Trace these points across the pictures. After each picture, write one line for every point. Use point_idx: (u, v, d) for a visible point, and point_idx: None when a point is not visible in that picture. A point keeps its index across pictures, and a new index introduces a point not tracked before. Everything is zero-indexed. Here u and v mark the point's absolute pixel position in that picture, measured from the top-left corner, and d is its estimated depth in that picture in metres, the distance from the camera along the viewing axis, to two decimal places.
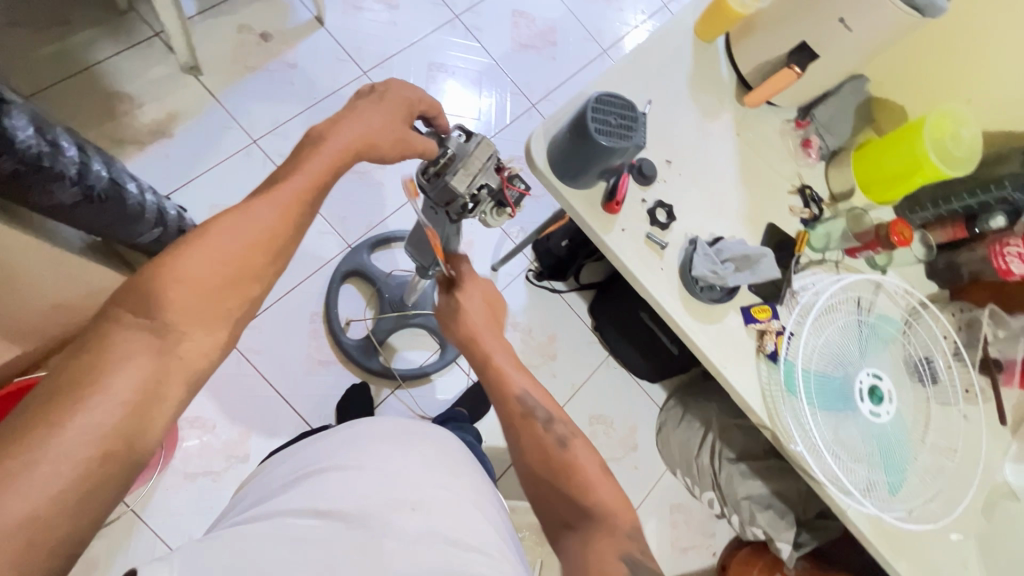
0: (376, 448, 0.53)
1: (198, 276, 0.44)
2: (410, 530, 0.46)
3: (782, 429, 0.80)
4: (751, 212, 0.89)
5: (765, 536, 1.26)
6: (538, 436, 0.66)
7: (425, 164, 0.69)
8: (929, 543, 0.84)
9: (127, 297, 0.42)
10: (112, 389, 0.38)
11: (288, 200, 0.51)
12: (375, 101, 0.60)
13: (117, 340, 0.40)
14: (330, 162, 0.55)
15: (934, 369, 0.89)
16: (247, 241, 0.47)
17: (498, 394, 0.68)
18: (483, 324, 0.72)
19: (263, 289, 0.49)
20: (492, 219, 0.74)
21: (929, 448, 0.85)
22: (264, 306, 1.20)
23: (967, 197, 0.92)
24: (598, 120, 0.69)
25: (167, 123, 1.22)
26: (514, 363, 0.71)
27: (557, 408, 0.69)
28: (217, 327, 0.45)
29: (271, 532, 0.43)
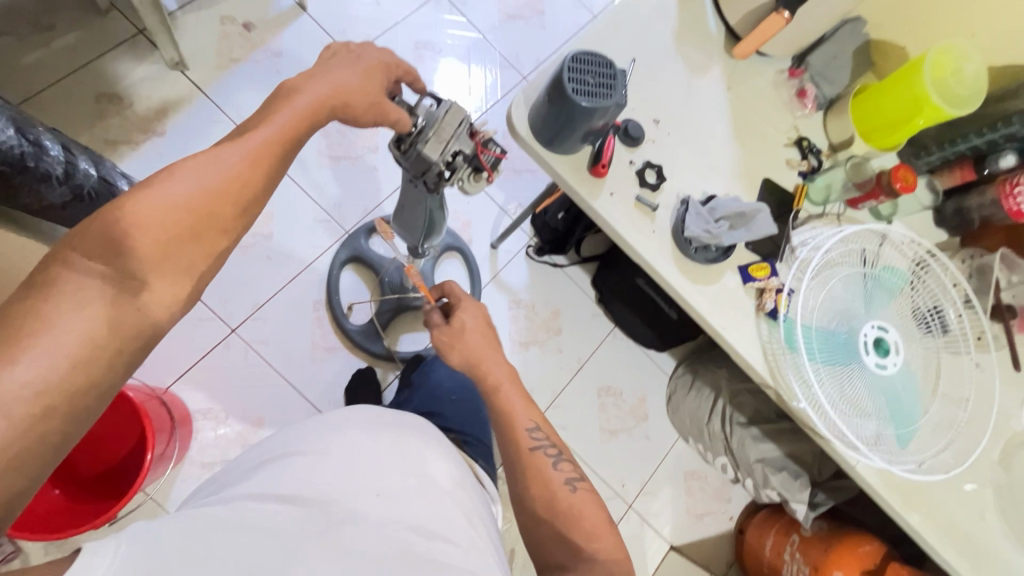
0: (344, 436, 0.55)
1: (157, 223, 0.43)
2: (377, 516, 0.48)
3: (784, 386, 0.79)
4: (746, 169, 0.86)
5: (780, 498, 1.25)
6: (530, 451, 0.67)
7: (398, 136, 0.69)
8: (944, 495, 0.82)
9: (81, 238, 0.41)
10: (60, 337, 0.38)
11: (255, 151, 0.50)
12: (350, 60, 0.60)
13: (69, 286, 0.39)
14: (300, 115, 0.54)
15: (943, 318, 0.87)
16: (211, 191, 0.47)
17: (494, 403, 0.69)
18: (480, 342, 0.73)
19: (228, 242, 0.48)
20: (472, 186, 0.73)
21: (940, 400, 0.83)
22: (266, 297, 1.21)
23: (973, 136, 0.89)
24: (575, 80, 0.67)
25: (158, 121, 1.23)
26: (512, 381, 0.71)
27: (551, 428, 0.70)
28: (181, 280, 0.45)
29: (229, 512, 0.44)
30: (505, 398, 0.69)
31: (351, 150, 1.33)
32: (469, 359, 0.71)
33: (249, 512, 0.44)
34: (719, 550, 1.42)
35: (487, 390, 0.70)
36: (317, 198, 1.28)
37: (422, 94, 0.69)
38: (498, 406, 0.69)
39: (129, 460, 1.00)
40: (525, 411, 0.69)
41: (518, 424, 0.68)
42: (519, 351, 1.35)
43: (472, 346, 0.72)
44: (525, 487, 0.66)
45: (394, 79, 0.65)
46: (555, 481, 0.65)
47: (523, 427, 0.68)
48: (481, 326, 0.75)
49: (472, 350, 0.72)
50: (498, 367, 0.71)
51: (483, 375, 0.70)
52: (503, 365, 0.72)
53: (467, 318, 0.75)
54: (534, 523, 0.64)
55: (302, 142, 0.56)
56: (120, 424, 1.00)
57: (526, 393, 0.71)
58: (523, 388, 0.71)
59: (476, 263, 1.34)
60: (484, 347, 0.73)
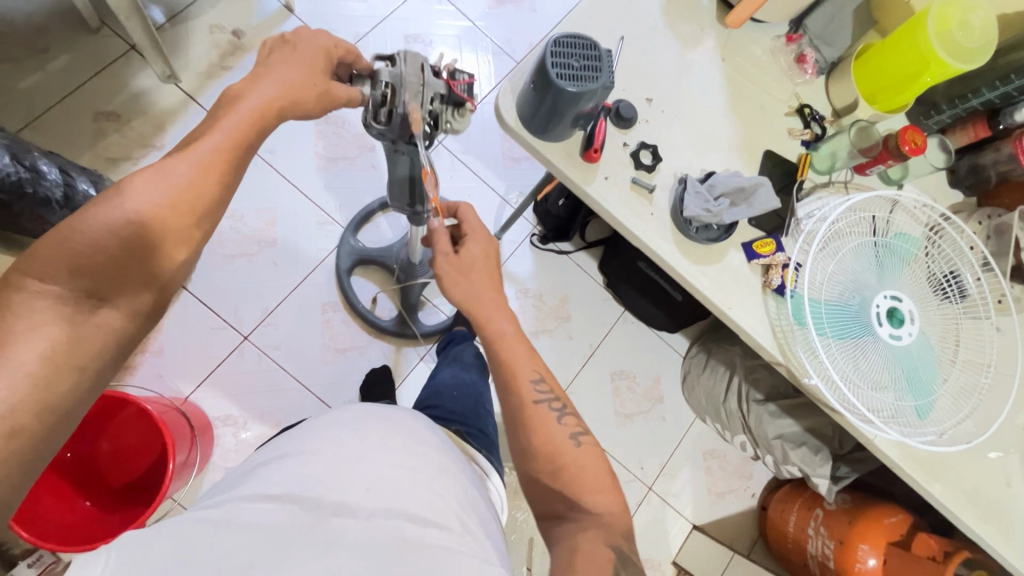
0: (331, 434, 0.56)
1: (112, 241, 0.44)
2: (366, 508, 0.48)
3: (795, 363, 0.77)
4: (746, 141, 0.84)
5: (801, 473, 1.24)
6: (531, 402, 0.64)
7: (372, 109, 0.65)
8: (968, 464, 0.80)
9: (33, 263, 0.42)
10: (19, 360, 0.40)
11: (205, 160, 0.51)
12: (290, 55, 0.59)
13: (24, 307, 0.41)
14: (248, 119, 0.54)
15: (961, 284, 0.83)
16: (167, 206, 0.47)
17: (492, 351, 0.66)
18: (484, 282, 0.68)
19: (186, 252, 0.50)
20: (462, 116, 0.71)
21: (960, 367, 0.81)
22: (276, 302, 1.22)
23: (986, 90, 0.85)
24: (559, 65, 0.66)
25: (156, 136, 1.24)
26: (515, 325, 0.67)
27: (555, 382, 0.67)
28: (140, 294, 0.47)
29: (220, 514, 0.45)
30: (506, 350, 0.65)
31: (348, 150, 1.32)
32: (468, 299, 0.67)
33: (242, 512, 0.45)
34: (743, 526, 1.41)
35: (487, 341, 0.66)
36: (318, 200, 1.29)
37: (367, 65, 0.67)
38: (499, 358, 0.65)
39: (153, 468, 1.03)
40: (528, 362, 0.66)
41: (520, 378, 0.65)
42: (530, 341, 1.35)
43: (473, 286, 0.67)
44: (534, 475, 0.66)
45: (336, 59, 0.65)
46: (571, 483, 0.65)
47: (528, 379, 0.65)
48: (484, 262, 0.70)
49: (475, 287, 0.68)
50: (500, 313, 0.67)
51: (486, 326, 0.66)
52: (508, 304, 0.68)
53: (476, 249, 0.70)
54: (547, 519, 0.64)
55: (254, 144, 0.56)
56: (142, 437, 1.04)
57: (528, 344, 0.67)
58: (524, 337, 0.67)
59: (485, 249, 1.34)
60: (485, 287, 0.68)
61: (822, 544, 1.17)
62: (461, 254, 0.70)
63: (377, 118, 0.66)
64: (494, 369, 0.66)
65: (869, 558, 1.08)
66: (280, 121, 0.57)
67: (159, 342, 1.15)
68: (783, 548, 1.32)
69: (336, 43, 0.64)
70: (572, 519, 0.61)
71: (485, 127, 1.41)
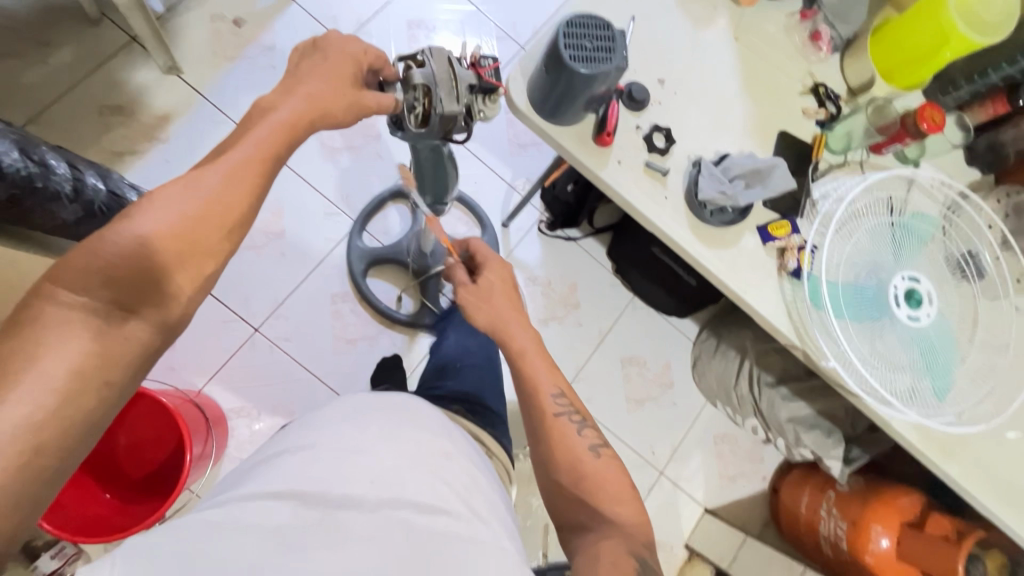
0: (331, 429, 0.56)
1: (141, 251, 0.44)
2: (370, 500, 0.49)
3: (813, 347, 0.76)
4: (759, 122, 0.82)
5: (814, 456, 1.23)
6: (554, 417, 0.66)
7: (410, 113, 0.65)
8: (985, 444, 0.80)
9: (62, 274, 0.42)
10: (46, 374, 0.39)
11: (233, 170, 0.51)
12: (318, 65, 0.60)
13: (55, 319, 0.41)
14: (277, 130, 0.55)
15: (979, 263, 0.82)
16: (195, 216, 0.47)
17: (516, 366, 0.69)
18: (506, 305, 0.73)
19: (215, 265, 0.49)
20: (491, 101, 0.72)
21: (978, 346, 0.80)
22: (285, 294, 1.22)
23: (1005, 66, 0.83)
24: (571, 47, 0.64)
25: (160, 128, 1.23)
26: (536, 344, 0.71)
27: (576, 396, 0.70)
28: (167, 307, 0.46)
29: (221, 515, 0.45)
30: (529, 364, 0.69)
31: (353, 140, 1.31)
32: (492, 319, 0.71)
33: (243, 512, 0.45)
34: (754, 509, 1.42)
35: (511, 355, 0.70)
36: (324, 191, 1.28)
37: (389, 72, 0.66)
38: (522, 372, 0.69)
39: (169, 460, 1.04)
40: (549, 376, 0.69)
41: (543, 391, 0.68)
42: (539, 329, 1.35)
43: (495, 307, 0.73)
44: (549, 463, 0.66)
45: (366, 66, 0.65)
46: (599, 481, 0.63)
47: (549, 392, 0.68)
48: (503, 287, 0.75)
49: (498, 311, 0.72)
50: (523, 333, 0.71)
51: (509, 340, 0.70)
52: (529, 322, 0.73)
53: (495, 279, 0.76)
54: (565, 508, 0.64)
55: (282, 156, 0.56)
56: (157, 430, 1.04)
57: (550, 359, 0.71)
58: (547, 354, 0.71)
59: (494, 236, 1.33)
60: (508, 308, 0.73)
61: (834, 525, 1.18)
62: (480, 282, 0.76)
63: (417, 121, 0.66)
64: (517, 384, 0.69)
65: (882, 539, 1.08)
66: (309, 133, 0.58)
67: None
68: (795, 530, 1.33)
69: (364, 50, 0.63)
70: (594, 529, 0.61)
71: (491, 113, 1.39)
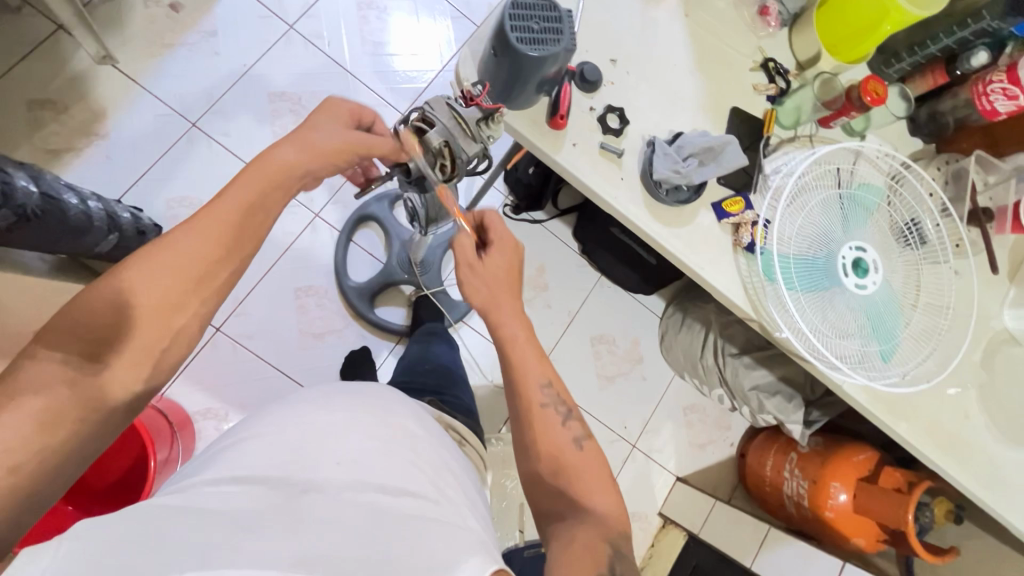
0: (301, 415, 0.55)
1: (114, 308, 0.47)
2: (340, 480, 0.48)
3: (767, 318, 0.80)
4: (712, 100, 0.83)
5: (776, 420, 1.26)
6: (538, 406, 0.66)
7: (437, 172, 0.67)
8: (927, 400, 0.85)
9: (49, 331, 0.46)
10: (28, 412, 0.42)
11: (209, 224, 0.52)
12: (311, 122, 0.63)
13: (34, 370, 0.44)
14: (261, 182, 0.56)
15: (921, 231, 0.86)
16: (167, 276, 0.49)
17: (503, 353, 0.67)
18: (505, 291, 0.68)
19: (187, 319, 0.51)
20: (494, 123, 0.71)
21: (921, 310, 0.84)
22: (246, 290, 1.19)
23: (944, 36, 0.85)
24: (519, 29, 0.63)
25: (97, 123, 1.16)
26: (530, 333, 0.68)
27: (564, 387, 0.68)
28: (140, 362, 0.48)
29: (184, 499, 0.43)
30: (518, 353, 0.66)
31: None
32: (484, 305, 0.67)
33: (206, 496, 0.44)
34: (723, 474, 1.48)
35: (499, 339, 0.67)
36: None
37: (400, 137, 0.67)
38: (510, 359, 0.67)
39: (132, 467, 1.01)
40: (538, 365, 0.67)
41: (530, 382, 0.66)
42: None
43: (492, 296, 0.67)
44: (520, 435, 0.67)
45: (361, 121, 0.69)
46: (562, 441, 0.65)
47: (537, 381, 0.66)
48: (505, 268, 0.69)
49: (493, 288, 0.68)
50: (515, 323, 0.67)
51: (497, 323, 0.66)
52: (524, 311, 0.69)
53: (500, 260, 0.69)
54: (537, 481, 0.65)
55: (269, 205, 0.57)
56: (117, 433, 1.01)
57: (541, 348, 0.68)
58: (538, 343, 0.68)
59: None
60: (506, 298, 0.68)
61: (797, 485, 1.23)
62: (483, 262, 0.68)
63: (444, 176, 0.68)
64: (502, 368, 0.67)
65: (840, 493, 1.15)
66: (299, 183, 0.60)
67: None
68: (761, 492, 1.39)
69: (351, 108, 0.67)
70: (570, 515, 0.61)
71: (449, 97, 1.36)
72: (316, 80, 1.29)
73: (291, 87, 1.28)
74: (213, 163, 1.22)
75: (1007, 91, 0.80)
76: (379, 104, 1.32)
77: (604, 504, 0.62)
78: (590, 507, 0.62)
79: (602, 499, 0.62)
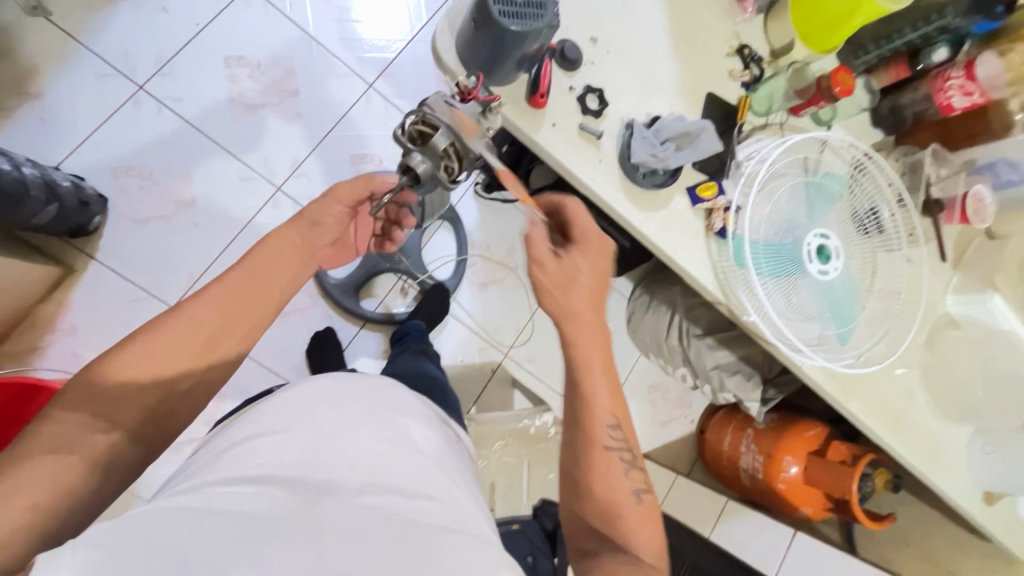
0: (317, 413, 0.55)
1: (123, 376, 0.51)
2: (353, 484, 0.48)
3: (735, 302, 0.82)
4: (689, 85, 0.83)
5: (735, 399, 1.30)
6: (602, 449, 0.61)
7: (445, 173, 0.62)
8: (879, 380, 0.91)
9: (66, 395, 0.49)
10: (43, 464, 0.45)
11: (217, 296, 0.57)
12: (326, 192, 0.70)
13: (54, 427, 0.48)
14: (267, 254, 0.62)
15: (879, 219, 0.90)
16: (176, 343, 0.54)
17: (576, 380, 0.63)
18: (586, 304, 0.64)
19: (189, 384, 0.55)
20: (492, 113, 0.67)
21: (876, 295, 0.89)
22: (203, 268, 1.14)
23: (908, 31, 0.87)
24: (501, 2, 0.61)
25: (30, 81, 1.06)
26: (606, 356, 0.64)
27: (632, 430, 0.63)
28: (140, 418, 0.52)
29: (200, 501, 0.43)
30: (590, 382, 0.62)
31: (268, 97, 1.20)
32: (555, 308, 0.64)
33: (221, 497, 0.43)
34: (684, 449, 1.54)
35: (574, 357, 0.63)
36: (238, 153, 1.18)
37: (402, 140, 0.61)
38: (581, 389, 0.63)
39: None
40: (611, 401, 0.62)
41: (597, 420, 0.62)
42: (477, 293, 1.33)
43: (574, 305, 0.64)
44: (571, 469, 0.63)
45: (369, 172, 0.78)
46: (617, 485, 0.61)
47: (605, 422, 0.62)
48: (594, 268, 0.65)
49: (578, 303, 0.63)
50: (592, 342, 0.63)
51: (569, 336, 0.63)
52: (603, 318, 0.65)
53: (585, 264, 0.64)
54: (578, 515, 0.61)
55: (274, 274, 0.62)
56: None
57: (614, 384, 0.64)
58: (614, 376, 0.64)
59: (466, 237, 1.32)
60: (588, 308, 0.64)
61: (752, 459, 1.30)
62: (563, 259, 0.64)
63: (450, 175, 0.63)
64: (570, 396, 0.64)
65: (791, 466, 1.21)
66: (300, 249, 0.65)
67: (70, 320, 1.06)
68: (717, 465, 1.45)
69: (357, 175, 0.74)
70: (605, 555, 0.58)
71: (419, 67, 1.30)
72: (275, 43, 1.21)
73: (248, 52, 1.20)
74: (162, 130, 1.14)
75: (964, 87, 0.84)
76: (345, 73, 1.26)
77: (651, 553, 0.58)
78: (633, 548, 0.58)
79: (647, 544, 0.58)
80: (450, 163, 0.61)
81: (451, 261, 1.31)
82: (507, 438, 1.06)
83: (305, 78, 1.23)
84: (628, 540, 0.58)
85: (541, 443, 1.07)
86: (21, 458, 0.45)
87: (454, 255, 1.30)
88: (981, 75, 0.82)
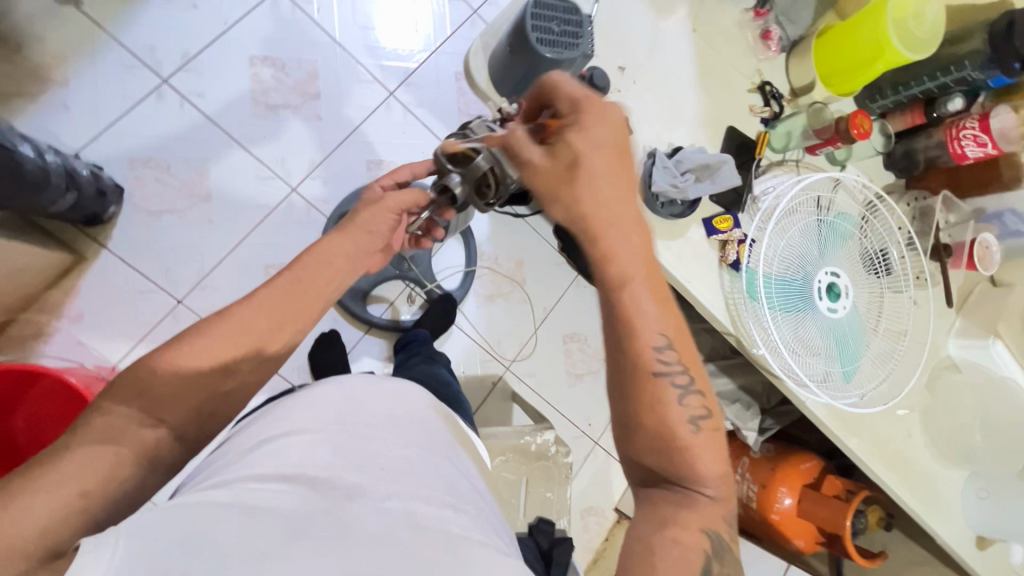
0: (347, 416, 0.56)
1: (170, 373, 0.51)
2: (381, 487, 0.48)
3: (745, 335, 0.83)
4: (711, 117, 0.85)
5: (732, 427, 1.26)
6: (653, 377, 0.52)
7: (485, 194, 0.67)
8: (879, 420, 0.92)
9: (116, 388, 0.50)
10: (91, 454, 0.46)
11: (263, 301, 0.58)
12: (373, 200, 0.73)
13: (100, 421, 0.48)
14: (317, 259, 0.63)
15: (888, 261, 0.91)
16: (227, 342, 0.54)
17: (612, 299, 0.53)
18: (610, 194, 0.53)
19: (234, 381, 0.55)
20: None
21: (882, 335, 0.90)
22: (213, 264, 1.14)
23: (926, 80, 0.90)
24: (539, 29, 0.65)
25: (54, 67, 1.07)
26: (646, 264, 0.53)
27: (686, 347, 0.53)
28: (188, 413, 0.52)
29: (233, 496, 0.43)
30: (631, 299, 0.52)
31: (289, 98, 1.21)
32: (580, 213, 0.52)
33: (254, 494, 0.44)
34: None
35: (600, 258, 0.53)
36: (257, 153, 1.19)
37: (445, 163, 0.68)
38: (623, 310, 0.52)
39: None
40: (657, 320, 0.53)
41: (643, 345, 0.52)
42: (484, 305, 1.33)
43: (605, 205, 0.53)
44: (619, 409, 0.54)
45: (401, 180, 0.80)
46: (672, 413, 0.52)
47: (653, 343, 0.52)
48: (608, 146, 0.54)
49: (607, 187, 0.53)
50: (627, 248, 0.53)
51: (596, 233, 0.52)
52: (642, 222, 0.55)
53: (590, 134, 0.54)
54: (638, 452, 0.52)
55: (323, 279, 0.63)
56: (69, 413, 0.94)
57: (658, 292, 0.53)
58: (659, 284, 0.54)
59: (475, 247, 1.32)
60: (619, 205, 0.53)
61: (745, 488, 1.27)
62: (557, 150, 0.54)
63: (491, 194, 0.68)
64: (610, 319, 0.53)
65: (786, 498, 1.20)
66: (350, 252, 0.67)
67: (77, 308, 1.05)
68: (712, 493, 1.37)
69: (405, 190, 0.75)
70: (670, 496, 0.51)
71: (441, 80, 1.32)
72: (299, 46, 1.23)
73: (272, 52, 1.21)
74: (183, 124, 1.14)
75: (977, 138, 0.86)
76: (367, 80, 1.27)
77: (714, 484, 0.51)
78: (695, 484, 0.51)
79: (711, 480, 0.51)
80: (490, 185, 0.65)
81: (460, 272, 1.31)
82: (508, 454, 1.06)
83: (327, 81, 1.24)
84: (691, 477, 0.51)
85: (541, 460, 1.07)
86: (66, 447, 0.45)
87: (462, 267, 1.31)
88: (994, 127, 0.84)
